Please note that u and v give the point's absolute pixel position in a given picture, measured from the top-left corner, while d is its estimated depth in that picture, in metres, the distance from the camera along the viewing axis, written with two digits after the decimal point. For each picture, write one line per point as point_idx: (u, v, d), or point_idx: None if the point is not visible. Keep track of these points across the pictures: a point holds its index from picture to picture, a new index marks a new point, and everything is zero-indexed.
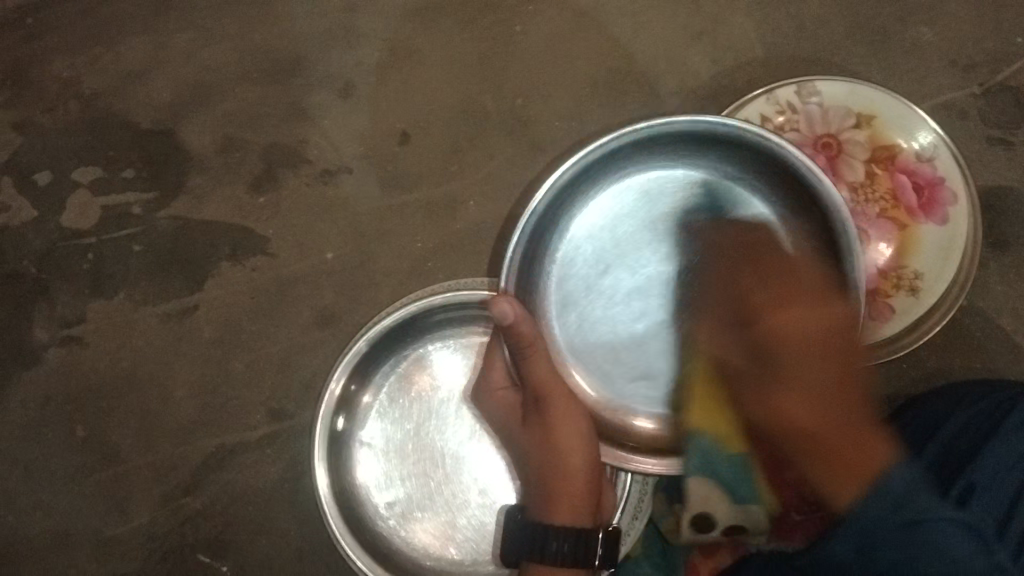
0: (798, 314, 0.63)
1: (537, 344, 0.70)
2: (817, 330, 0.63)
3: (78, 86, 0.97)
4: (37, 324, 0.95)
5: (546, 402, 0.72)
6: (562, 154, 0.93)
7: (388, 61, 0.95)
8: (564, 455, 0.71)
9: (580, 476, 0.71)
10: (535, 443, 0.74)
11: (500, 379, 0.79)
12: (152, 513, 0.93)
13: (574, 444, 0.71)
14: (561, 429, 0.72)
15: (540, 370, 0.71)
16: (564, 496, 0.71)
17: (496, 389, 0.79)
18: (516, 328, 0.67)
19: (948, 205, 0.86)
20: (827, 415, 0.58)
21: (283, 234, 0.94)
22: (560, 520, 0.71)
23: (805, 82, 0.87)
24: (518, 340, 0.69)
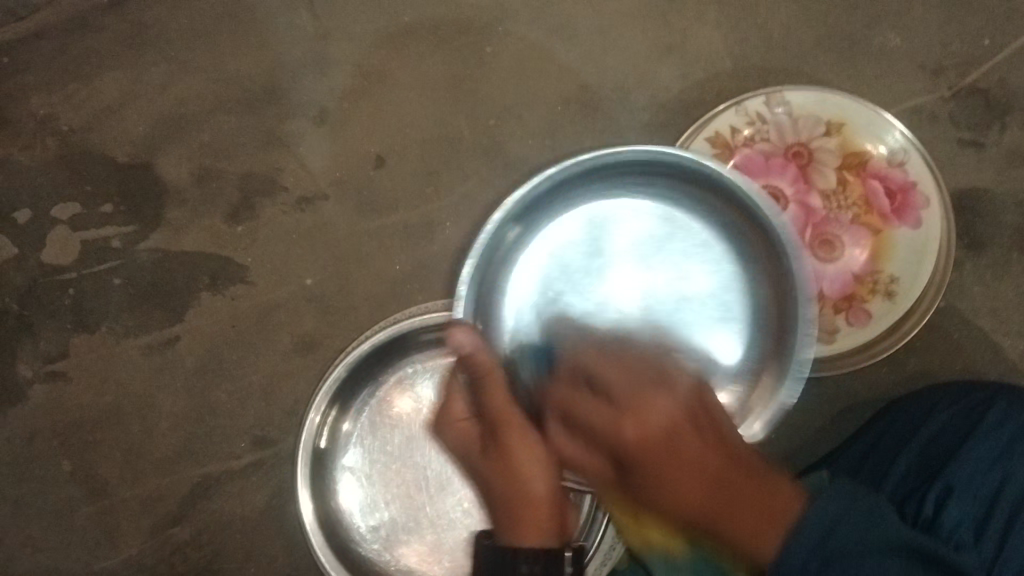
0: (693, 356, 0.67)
1: (495, 369, 0.66)
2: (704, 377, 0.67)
3: (55, 123, 0.98)
4: (20, 361, 0.95)
5: (504, 432, 0.66)
6: (536, 173, 0.94)
7: (361, 87, 0.96)
8: (529, 477, 0.65)
9: (543, 501, 0.65)
10: (495, 475, 0.67)
11: (460, 411, 0.71)
12: (141, 545, 0.93)
13: (536, 472, 0.65)
14: (523, 457, 0.66)
15: (498, 401, 0.66)
16: (528, 520, 0.63)
17: (455, 421, 0.71)
18: (473, 357, 0.65)
19: (921, 208, 0.86)
20: (713, 482, 0.60)
21: (263, 263, 0.95)
22: (527, 543, 0.63)
23: (773, 92, 0.87)
24: (476, 371, 0.66)
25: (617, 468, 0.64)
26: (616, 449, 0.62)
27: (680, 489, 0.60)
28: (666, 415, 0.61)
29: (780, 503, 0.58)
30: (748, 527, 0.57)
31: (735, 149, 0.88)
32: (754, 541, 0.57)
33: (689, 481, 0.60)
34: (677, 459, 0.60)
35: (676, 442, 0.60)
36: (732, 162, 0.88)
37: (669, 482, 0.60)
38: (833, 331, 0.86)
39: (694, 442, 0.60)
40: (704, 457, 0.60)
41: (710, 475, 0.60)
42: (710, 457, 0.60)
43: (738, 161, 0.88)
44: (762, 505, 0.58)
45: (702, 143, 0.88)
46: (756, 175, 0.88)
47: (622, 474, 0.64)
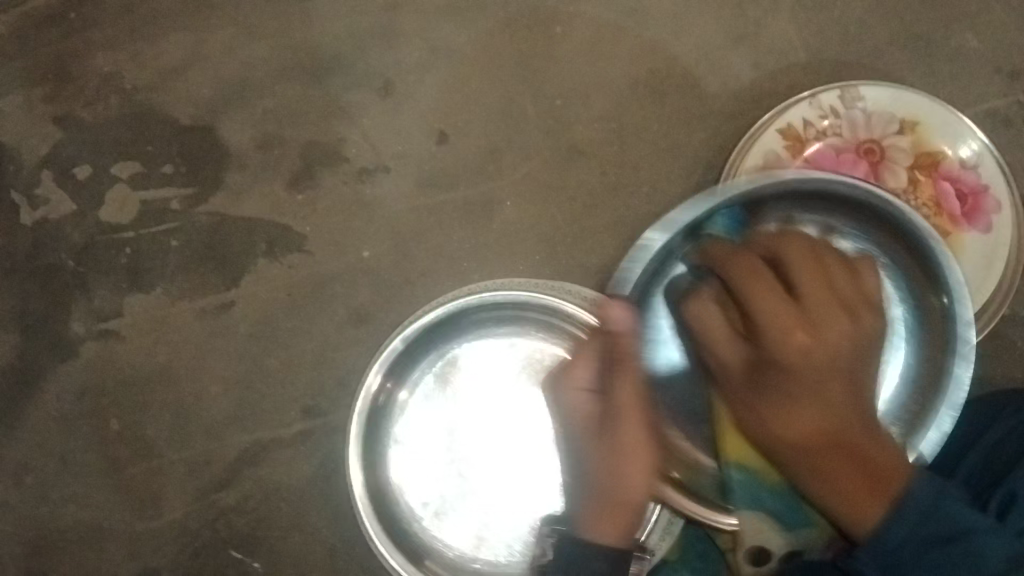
0: (802, 346, 0.64)
1: (632, 367, 0.68)
2: (801, 360, 0.64)
3: (118, 81, 0.97)
4: (73, 318, 0.95)
5: (615, 426, 0.68)
6: (601, 156, 0.93)
7: (428, 60, 0.95)
8: (625, 473, 0.68)
9: (632, 504, 0.69)
10: (597, 461, 0.71)
11: (583, 380, 0.71)
12: (186, 507, 0.93)
13: (636, 477, 0.68)
14: (630, 457, 0.68)
15: (623, 393, 0.68)
16: (611, 516, 0.69)
17: (575, 389, 0.71)
18: (619, 336, 0.67)
19: (992, 213, 0.86)
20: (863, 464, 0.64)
21: (321, 233, 0.94)
22: (608, 538, 0.68)
23: (849, 87, 0.86)
24: (616, 353, 0.68)
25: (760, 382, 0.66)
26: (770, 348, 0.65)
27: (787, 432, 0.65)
28: (846, 337, 0.66)
29: (894, 479, 0.63)
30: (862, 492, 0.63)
31: (808, 142, 0.87)
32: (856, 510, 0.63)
33: (801, 406, 0.65)
34: (836, 373, 0.65)
35: (830, 381, 0.65)
36: (804, 155, 0.87)
37: (784, 410, 0.65)
38: None
39: (844, 365, 0.66)
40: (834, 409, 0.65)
41: (836, 445, 0.65)
42: (836, 397, 0.65)
43: (810, 154, 0.87)
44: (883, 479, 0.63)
45: (773, 135, 0.87)
46: (828, 169, 0.87)
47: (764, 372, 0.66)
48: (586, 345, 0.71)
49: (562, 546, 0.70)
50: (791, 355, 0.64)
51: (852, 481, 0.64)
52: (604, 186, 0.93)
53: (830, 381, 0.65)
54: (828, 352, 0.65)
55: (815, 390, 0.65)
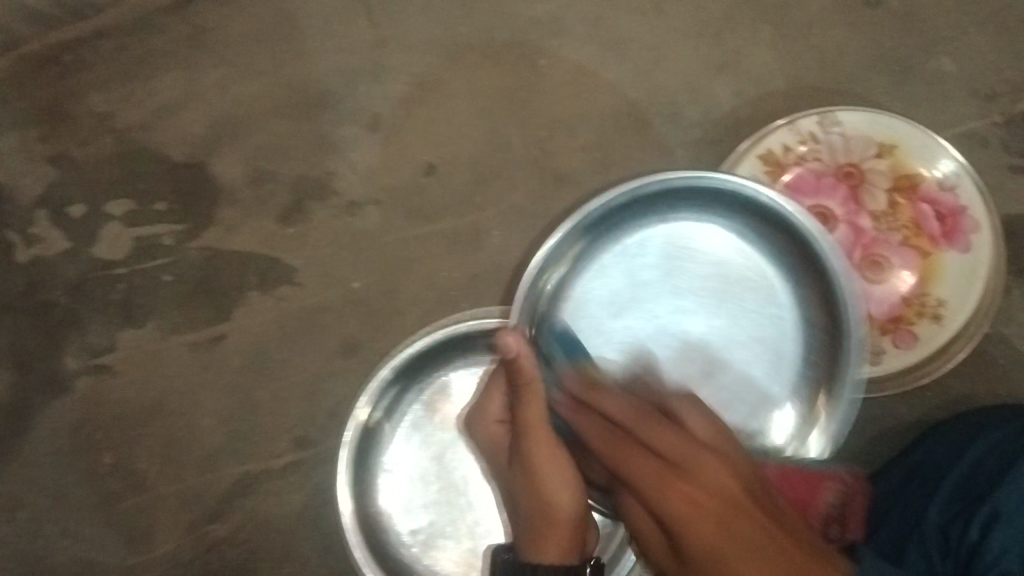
0: (669, 440, 0.55)
1: (536, 386, 0.68)
2: (674, 449, 0.54)
3: (112, 120, 0.99)
4: (67, 353, 0.97)
5: (528, 444, 0.69)
6: (585, 185, 0.95)
7: (416, 95, 0.97)
8: (552, 491, 0.68)
9: (567, 521, 0.68)
10: (524, 485, 0.71)
11: (498, 411, 0.77)
12: (178, 540, 0.94)
13: (565, 493, 0.68)
14: (549, 472, 0.68)
15: (533, 411, 0.68)
16: (554, 540, 0.68)
17: (492, 421, 0.77)
18: (518, 361, 0.66)
19: (972, 233, 0.86)
20: (783, 536, 0.50)
21: (311, 265, 0.96)
22: (549, 557, 0.68)
23: (827, 112, 0.87)
24: (518, 376, 0.68)
25: (664, 529, 0.55)
26: (686, 475, 0.52)
27: (694, 525, 0.50)
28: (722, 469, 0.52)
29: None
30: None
31: (787, 167, 0.88)
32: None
33: (705, 536, 0.50)
34: (672, 478, 0.52)
35: (729, 517, 0.50)
36: (783, 179, 0.88)
37: (734, 548, 0.49)
38: (881, 352, 0.86)
39: (727, 494, 0.51)
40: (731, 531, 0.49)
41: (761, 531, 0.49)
42: (751, 527, 0.49)
43: (789, 178, 0.88)
44: (679, 467, 0.53)
45: (753, 161, 0.88)
46: (807, 193, 0.88)
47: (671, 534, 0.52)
48: (497, 376, 0.77)
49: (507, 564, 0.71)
50: (661, 450, 0.54)
51: None
52: None
53: (669, 486, 0.52)
54: (687, 444, 0.54)
55: (702, 548, 0.50)
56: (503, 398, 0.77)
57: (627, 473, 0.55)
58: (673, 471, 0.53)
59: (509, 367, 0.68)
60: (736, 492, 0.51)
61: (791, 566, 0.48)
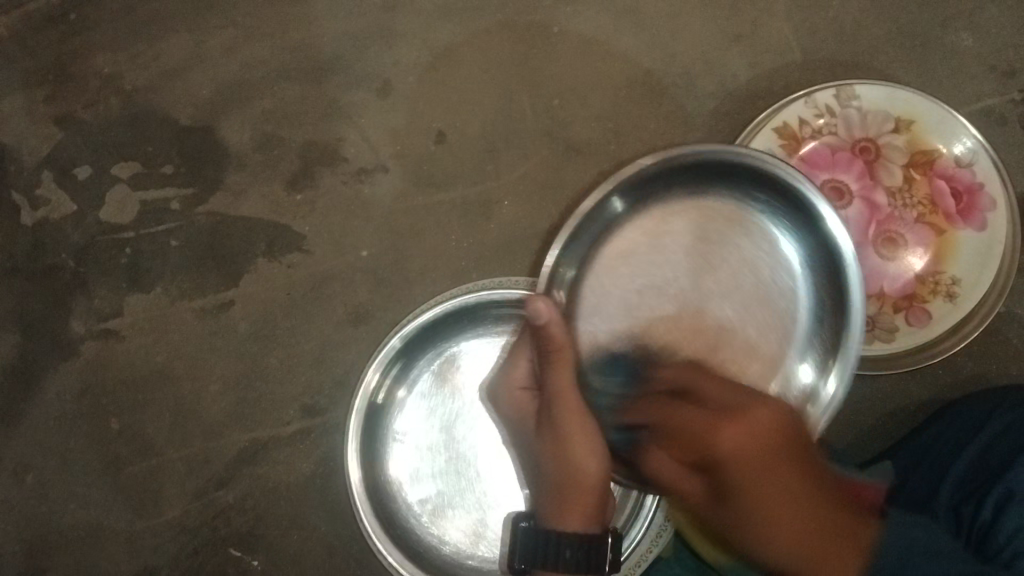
0: (727, 432, 0.57)
1: (565, 351, 0.69)
2: (742, 439, 0.56)
3: (118, 82, 0.98)
4: (74, 317, 0.96)
5: (556, 411, 0.70)
6: (597, 155, 0.94)
7: (427, 61, 0.96)
8: (578, 461, 0.69)
9: (594, 489, 0.69)
10: (548, 452, 0.72)
11: (522, 379, 0.77)
12: (185, 506, 0.94)
13: (591, 459, 0.69)
14: (575, 441, 0.69)
15: (559, 380, 0.69)
16: (578, 505, 0.69)
17: (517, 388, 0.77)
18: (547, 329, 0.67)
19: (987, 210, 0.86)
20: (820, 506, 0.55)
21: (320, 233, 0.95)
22: (572, 526, 0.69)
23: (845, 85, 0.86)
24: (548, 343, 0.68)
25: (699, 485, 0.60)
26: (708, 445, 0.57)
27: (763, 511, 0.55)
28: (776, 414, 0.59)
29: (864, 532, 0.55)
30: (820, 567, 0.53)
31: (803, 141, 0.87)
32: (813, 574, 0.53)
33: (770, 502, 0.54)
34: (766, 451, 0.56)
35: (771, 463, 0.56)
36: (799, 153, 0.87)
37: (753, 496, 0.55)
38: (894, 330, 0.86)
39: (781, 427, 0.58)
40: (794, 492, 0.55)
41: (801, 479, 0.55)
42: (799, 482, 0.55)
43: (805, 152, 0.87)
44: (783, 441, 0.57)
45: (769, 133, 0.87)
46: (822, 168, 0.88)
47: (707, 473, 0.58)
48: (519, 345, 0.78)
49: (526, 535, 0.72)
50: (723, 447, 0.56)
51: (822, 544, 0.53)
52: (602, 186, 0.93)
53: (756, 462, 0.55)
54: (744, 412, 0.59)
55: (756, 491, 0.55)
56: (529, 365, 0.76)
57: (695, 445, 0.59)
58: (701, 443, 0.58)
59: (537, 334, 0.68)
60: (789, 438, 0.58)
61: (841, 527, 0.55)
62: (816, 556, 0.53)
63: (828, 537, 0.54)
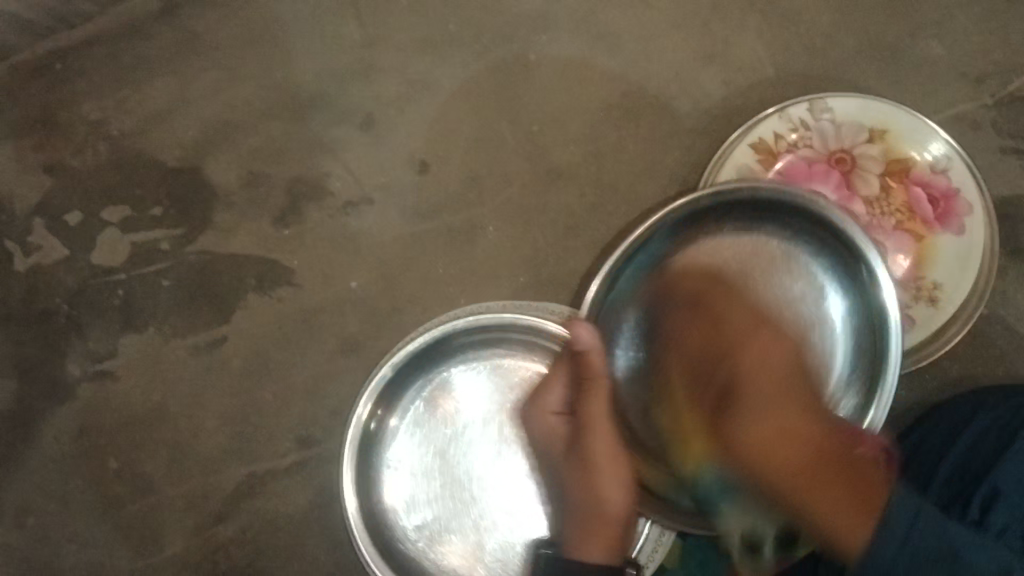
0: (762, 356, 0.72)
1: (599, 383, 0.75)
2: (755, 402, 0.68)
3: (106, 127, 1.00)
4: (69, 360, 0.97)
5: (585, 440, 0.76)
6: (579, 178, 0.95)
7: (407, 93, 0.97)
8: (600, 489, 0.74)
9: (615, 517, 0.74)
10: (580, 481, 0.76)
11: (554, 403, 0.80)
12: (185, 543, 0.94)
13: (615, 488, 0.74)
14: (602, 471, 0.75)
15: (593, 407, 0.76)
16: (599, 534, 0.74)
17: (548, 412, 0.80)
18: (589, 355, 0.73)
19: (964, 215, 0.87)
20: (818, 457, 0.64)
21: (309, 266, 0.96)
22: (595, 556, 0.73)
23: (817, 99, 0.88)
24: (585, 374, 0.75)
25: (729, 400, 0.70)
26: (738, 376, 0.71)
27: (780, 451, 0.64)
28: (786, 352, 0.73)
29: (865, 470, 0.63)
30: (826, 499, 0.61)
31: (779, 155, 0.89)
32: (846, 532, 0.58)
33: (778, 441, 0.65)
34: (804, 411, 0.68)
35: (786, 413, 0.67)
36: (775, 167, 0.89)
37: (761, 448, 0.65)
38: None
39: (796, 393, 0.69)
40: (806, 463, 0.64)
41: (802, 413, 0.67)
42: (793, 416, 0.67)
43: (781, 166, 0.89)
44: (790, 386, 0.70)
45: (744, 149, 0.88)
46: (800, 180, 0.89)
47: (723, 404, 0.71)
48: (554, 369, 0.81)
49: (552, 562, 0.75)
50: (746, 403, 0.68)
51: (831, 496, 0.61)
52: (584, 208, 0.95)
53: (776, 408, 0.67)
54: (786, 356, 0.72)
55: (774, 416, 0.67)
56: (557, 394, 0.80)
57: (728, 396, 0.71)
58: (727, 388, 0.71)
59: (578, 362, 0.75)
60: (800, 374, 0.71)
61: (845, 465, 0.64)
62: (805, 480, 0.63)
63: (827, 483, 0.62)
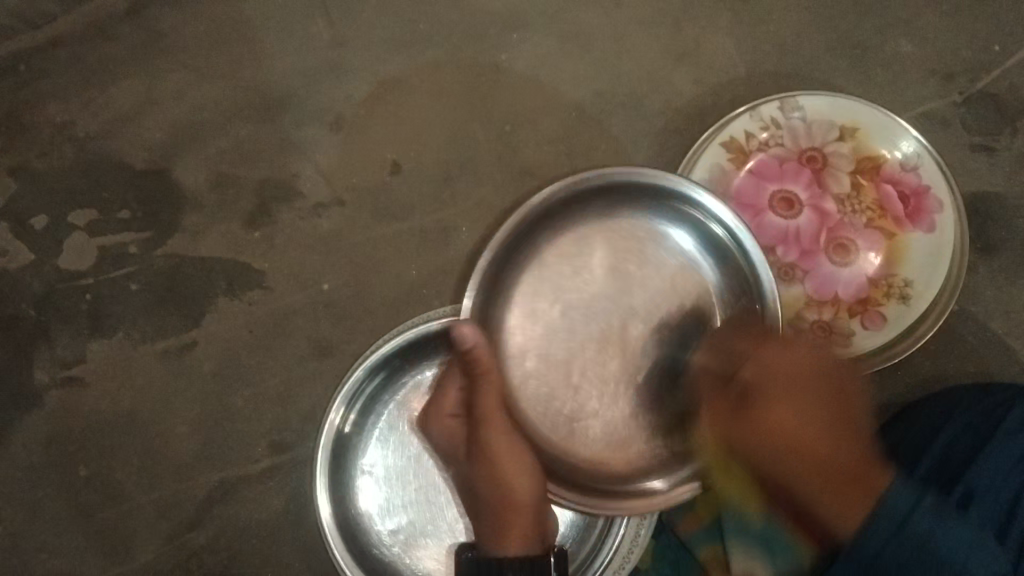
0: (770, 360, 0.68)
1: (493, 373, 0.74)
2: (785, 366, 0.66)
3: (71, 129, 0.98)
4: (36, 367, 0.95)
5: (484, 432, 0.75)
6: (551, 178, 0.95)
7: (378, 93, 0.97)
8: (507, 481, 0.74)
9: (525, 506, 0.74)
10: (480, 472, 0.76)
11: (452, 406, 0.80)
12: (157, 550, 0.93)
13: (520, 479, 0.74)
14: (506, 463, 0.74)
15: (486, 400, 0.74)
16: (513, 526, 0.74)
17: (445, 415, 0.80)
18: (475, 353, 0.72)
19: (935, 212, 0.87)
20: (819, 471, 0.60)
21: (280, 268, 0.95)
22: (511, 549, 0.73)
23: (788, 97, 0.88)
24: (474, 367, 0.73)
25: (738, 403, 0.67)
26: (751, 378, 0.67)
27: (782, 439, 0.62)
28: (822, 353, 0.68)
29: (874, 478, 0.58)
30: (832, 495, 0.59)
31: (750, 154, 0.89)
32: (842, 515, 0.58)
33: (782, 427, 0.63)
34: (828, 400, 0.64)
35: (811, 379, 0.66)
36: (747, 166, 0.89)
37: (786, 417, 0.63)
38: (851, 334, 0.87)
39: (825, 360, 0.68)
40: (817, 454, 0.61)
41: (816, 395, 0.64)
42: (822, 408, 0.63)
43: (753, 165, 0.89)
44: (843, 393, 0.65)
45: (716, 148, 0.88)
46: (771, 179, 0.89)
47: (740, 403, 0.67)
48: (449, 372, 0.81)
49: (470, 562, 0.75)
50: (765, 369, 0.67)
51: (830, 494, 0.59)
52: None
53: (802, 392, 0.64)
54: (796, 353, 0.67)
55: (775, 411, 0.64)
56: (457, 392, 0.80)
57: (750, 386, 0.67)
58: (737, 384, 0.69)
59: (466, 361, 0.73)
60: (845, 394, 0.66)
61: (843, 476, 0.59)
62: (821, 474, 0.60)
63: (830, 476, 0.60)
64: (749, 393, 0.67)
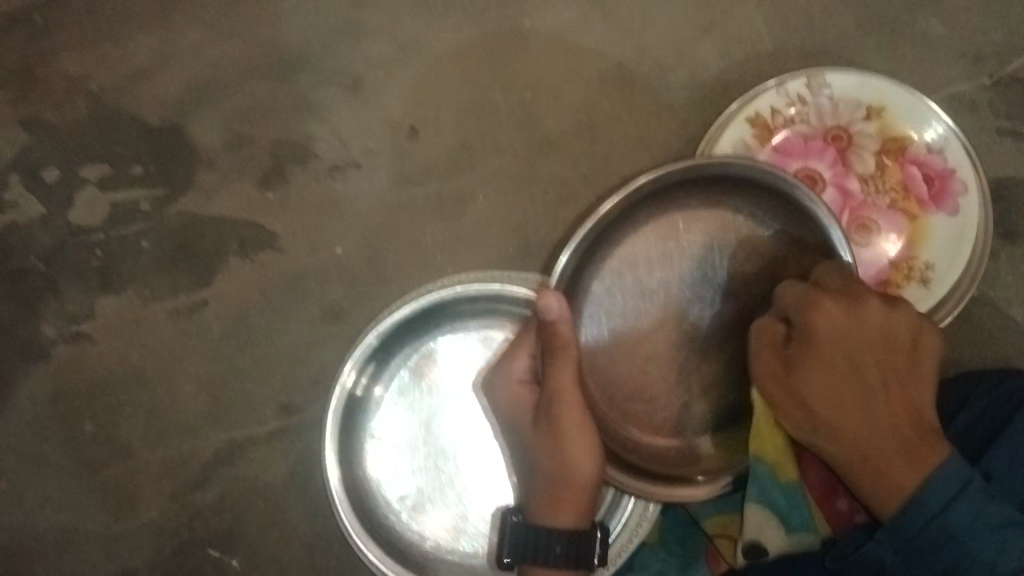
0: (836, 318, 0.62)
1: (571, 348, 0.68)
2: (845, 329, 0.62)
3: (85, 82, 0.96)
4: (44, 322, 0.95)
5: (555, 407, 0.69)
6: (571, 147, 0.93)
7: (398, 56, 0.95)
8: (569, 459, 0.69)
9: (586, 485, 0.69)
10: (543, 448, 0.71)
11: (520, 371, 0.74)
12: (162, 509, 0.93)
13: (583, 455, 0.68)
14: (572, 439, 0.69)
15: (563, 375, 0.69)
16: (570, 502, 0.69)
17: (514, 380, 0.74)
18: (556, 325, 0.66)
19: (959, 195, 0.86)
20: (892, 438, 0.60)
21: (294, 230, 0.94)
22: (561, 522, 0.70)
23: (816, 73, 0.87)
24: (553, 339, 0.68)
25: (806, 407, 0.62)
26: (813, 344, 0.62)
27: (855, 428, 0.61)
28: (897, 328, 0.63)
29: (930, 454, 0.59)
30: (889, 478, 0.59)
31: (775, 130, 0.87)
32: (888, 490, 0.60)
33: (855, 424, 0.61)
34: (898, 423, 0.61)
35: (863, 369, 0.62)
36: (771, 142, 0.87)
37: (880, 420, 0.61)
38: None
39: (891, 338, 0.63)
40: (875, 415, 0.61)
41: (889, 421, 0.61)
42: (889, 419, 0.61)
43: (778, 141, 0.87)
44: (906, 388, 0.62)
45: (741, 123, 0.87)
46: (795, 157, 0.88)
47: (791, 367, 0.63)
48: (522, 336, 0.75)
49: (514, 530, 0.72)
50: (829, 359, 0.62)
51: (883, 450, 0.60)
52: (575, 178, 0.93)
53: (871, 387, 0.62)
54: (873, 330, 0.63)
55: (841, 389, 0.62)
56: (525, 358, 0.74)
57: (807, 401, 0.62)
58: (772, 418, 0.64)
59: (545, 330, 0.67)
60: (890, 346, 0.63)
61: (906, 446, 0.60)
62: (876, 457, 0.60)
63: (898, 454, 0.60)
64: (798, 365, 0.63)
